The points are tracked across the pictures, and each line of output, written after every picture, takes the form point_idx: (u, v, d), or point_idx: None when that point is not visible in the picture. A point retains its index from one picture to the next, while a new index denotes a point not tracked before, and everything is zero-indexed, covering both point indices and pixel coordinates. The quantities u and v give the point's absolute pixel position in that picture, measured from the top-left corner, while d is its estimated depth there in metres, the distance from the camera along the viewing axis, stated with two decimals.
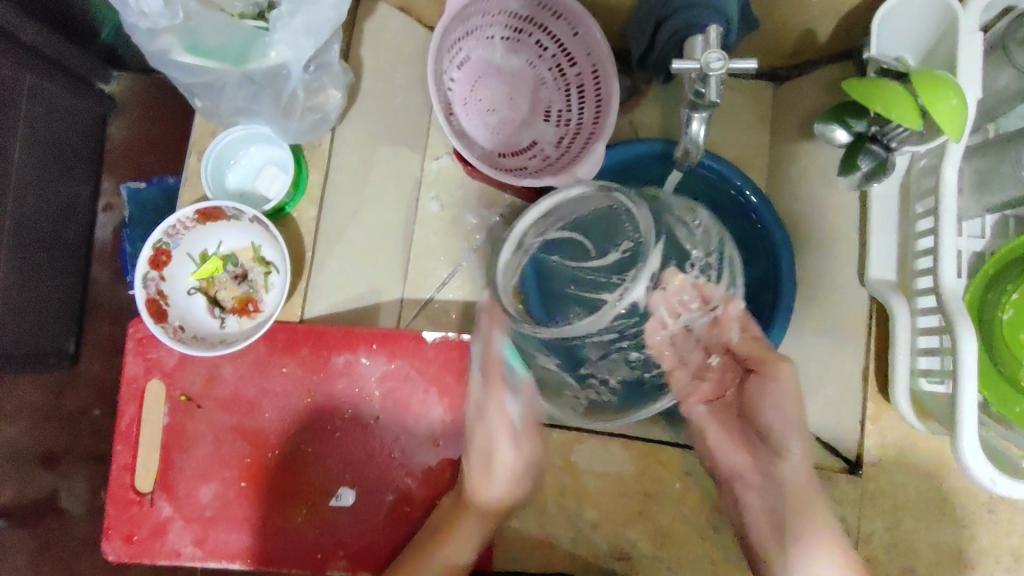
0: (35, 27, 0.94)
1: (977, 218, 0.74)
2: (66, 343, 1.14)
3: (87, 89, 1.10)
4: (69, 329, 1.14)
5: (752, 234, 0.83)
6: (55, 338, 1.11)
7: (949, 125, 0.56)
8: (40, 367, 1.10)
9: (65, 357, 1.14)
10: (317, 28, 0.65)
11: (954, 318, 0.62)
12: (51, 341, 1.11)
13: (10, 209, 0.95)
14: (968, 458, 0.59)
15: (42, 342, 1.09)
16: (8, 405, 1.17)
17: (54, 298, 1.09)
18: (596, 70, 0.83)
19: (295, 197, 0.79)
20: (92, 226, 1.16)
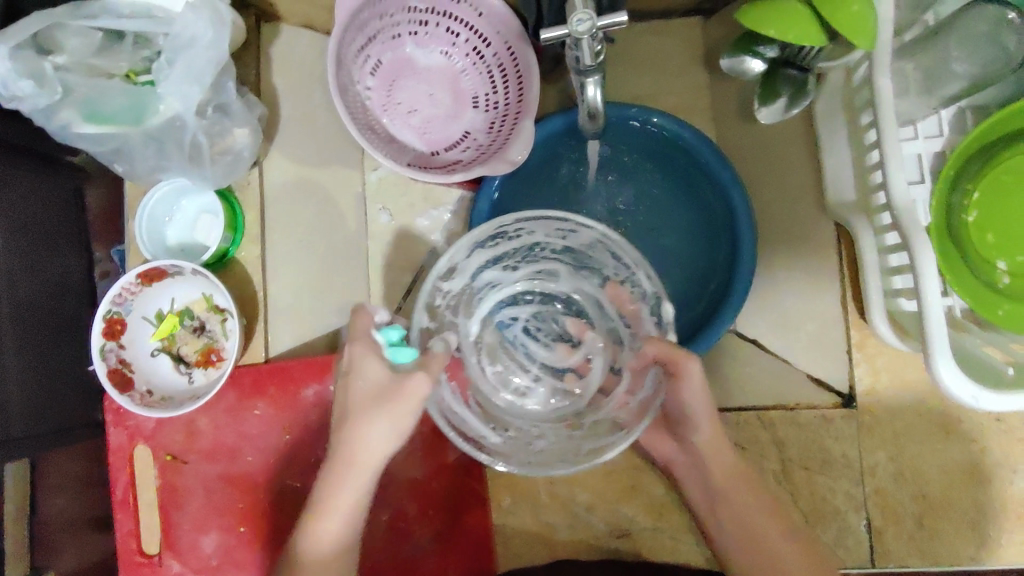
0: None
1: (932, 116, 0.69)
2: (93, 411, 0.91)
3: (52, 165, 0.86)
4: (92, 392, 0.91)
5: (698, 176, 0.79)
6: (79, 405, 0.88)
7: (856, 35, 0.51)
8: (66, 445, 0.87)
9: (93, 427, 0.91)
10: (199, 72, 0.65)
11: (909, 235, 0.58)
12: (73, 411, 0.87)
13: (3, 301, 0.76)
14: (944, 375, 0.56)
15: (63, 414, 0.85)
16: (52, 476, 0.89)
17: (67, 375, 0.86)
18: (510, 46, 0.81)
19: (236, 240, 0.79)
20: (93, 300, 0.93)
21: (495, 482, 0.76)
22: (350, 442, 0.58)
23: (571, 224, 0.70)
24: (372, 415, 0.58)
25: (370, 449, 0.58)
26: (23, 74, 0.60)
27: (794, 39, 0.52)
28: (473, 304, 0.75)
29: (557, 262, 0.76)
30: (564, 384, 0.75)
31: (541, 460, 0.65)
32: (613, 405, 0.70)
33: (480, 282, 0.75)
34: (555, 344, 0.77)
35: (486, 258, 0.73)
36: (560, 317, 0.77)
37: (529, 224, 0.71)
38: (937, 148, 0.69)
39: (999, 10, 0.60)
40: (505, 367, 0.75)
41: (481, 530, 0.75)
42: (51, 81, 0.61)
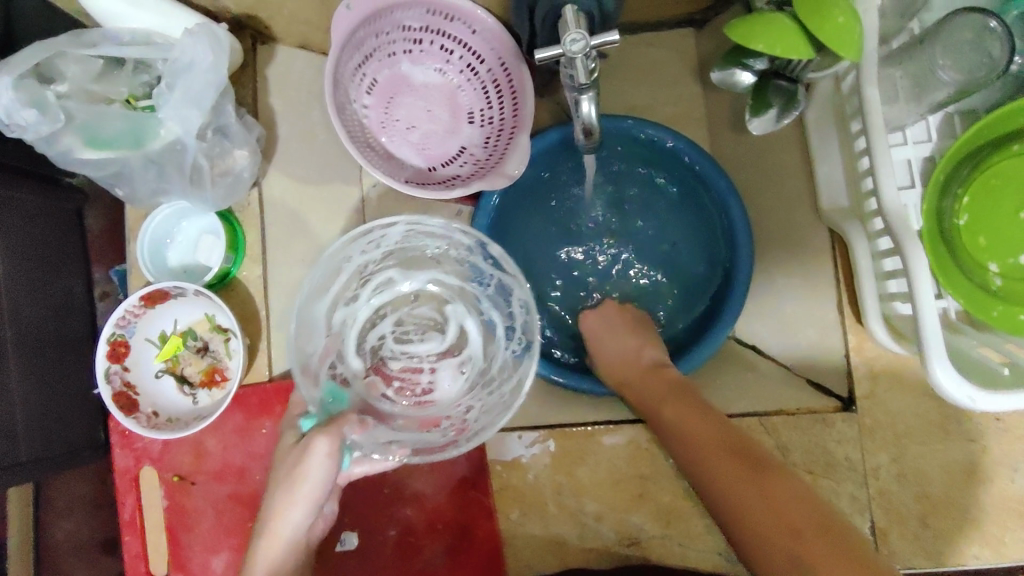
0: None
1: (920, 122, 0.70)
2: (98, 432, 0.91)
3: (51, 187, 0.87)
4: (97, 413, 0.91)
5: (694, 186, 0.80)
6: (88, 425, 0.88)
7: (841, 47, 0.52)
8: (71, 466, 0.87)
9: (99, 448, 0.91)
10: (199, 97, 0.66)
11: (902, 240, 0.59)
12: (80, 432, 0.87)
13: (6, 326, 0.77)
14: (941, 376, 0.57)
15: (69, 435, 0.85)
16: (57, 501, 0.90)
17: (72, 398, 0.86)
18: (504, 62, 0.82)
19: (238, 259, 0.81)
20: (95, 322, 0.93)
21: (502, 495, 0.76)
22: (264, 535, 0.60)
23: (380, 230, 0.74)
24: (286, 501, 0.60)
25: (283, 528, 0.60)
26: (25, 102, 0.60)
27: (784, 53, 0.53)
28: (340, 346, 0.75)
29: (389, 270, 0.78)
30: (456, 359, 0.77)
31: (482, 421, 0.71)
32: (506, 343, 0.76)
33: (331, 323, 0.75)
34: (429, 334, 0.78)
35: (323, 304, 0.74)
36: (432, 312, 0.79)
37: (339, 252, 0.73)
38: (927, 154, 0.70)
39: (982, 19, 0.61)
40: (400, 381, 0.75)
41: (489, 541, 0.76)
42: (53, 109, 0.62)
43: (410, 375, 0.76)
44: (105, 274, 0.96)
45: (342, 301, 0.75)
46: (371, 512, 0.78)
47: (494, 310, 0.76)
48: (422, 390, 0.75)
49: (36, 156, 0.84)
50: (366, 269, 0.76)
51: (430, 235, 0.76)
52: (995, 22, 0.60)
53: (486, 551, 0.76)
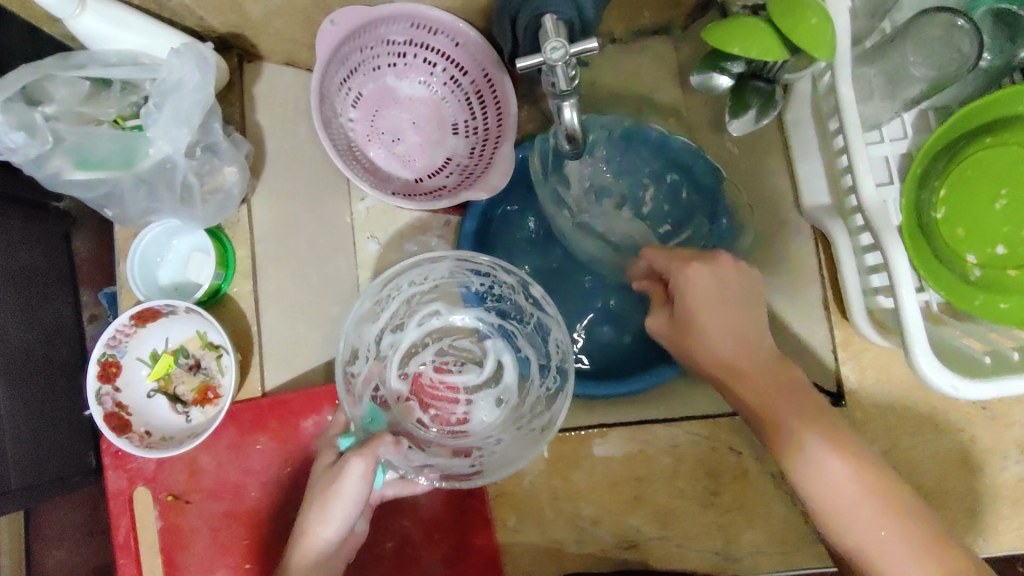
0: None
1: (895, 119, 0.72)
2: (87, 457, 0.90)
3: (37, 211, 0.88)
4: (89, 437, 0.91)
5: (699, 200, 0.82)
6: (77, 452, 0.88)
7: (814, 48, 0.54)
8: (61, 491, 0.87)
9: (90, 472, 0.91)
10: (185, 115, 0.66)
11: (881, 235, 0.60)
12: (70, 457, 0.87)
13: None
14: (923, 366, 0.58)
15: (60, 458, 0.85)
16: (47, 528, 0.92)
17: (61, 422, 0.86)
18: (486, 74, 0.83)
19: (227, 277, 0.79)
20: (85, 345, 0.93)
21: (498, 502, 0.76)
22: (295, 549, 0.65)
23: (428, 263, 0.78)
24: (318, 517, 0.65)
25: (315, 542, 0.65)
26: (14, 125, 0.62)
27: (758, 55, 0.55)
28: (383, 370, 0.79)
29: (436, 301, 0.82)
30: (492, 392, 0.80)
31: (511, 452, 0.73)
32: (540, 381, 0.78)
33: (379, 347, 0.79)
34: (467, 366, 0.81)
35: (375, 327, 0.79)
36: (472, 342, 0.82)
37: (391, 283, 0.78)
38: (903, 150, 0.72)
39: (949, 18, 0.63)
40: (436, 409, 0.79)
41: (488, 550, 0.75)
42: (41, 131, 0.63)
43: (446, 403, 0.79)
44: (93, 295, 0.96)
45: (388, 328, 0.80)
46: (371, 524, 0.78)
47: (530, 346, 0.80)
48: (457, 417, 0.78)
49: (23, 178, 0.84)
50: (415, 300, 0.81)
51: (477, 272, 0.79)
52: (963, 19, 0.63)
53: (484, 559, 0.75)
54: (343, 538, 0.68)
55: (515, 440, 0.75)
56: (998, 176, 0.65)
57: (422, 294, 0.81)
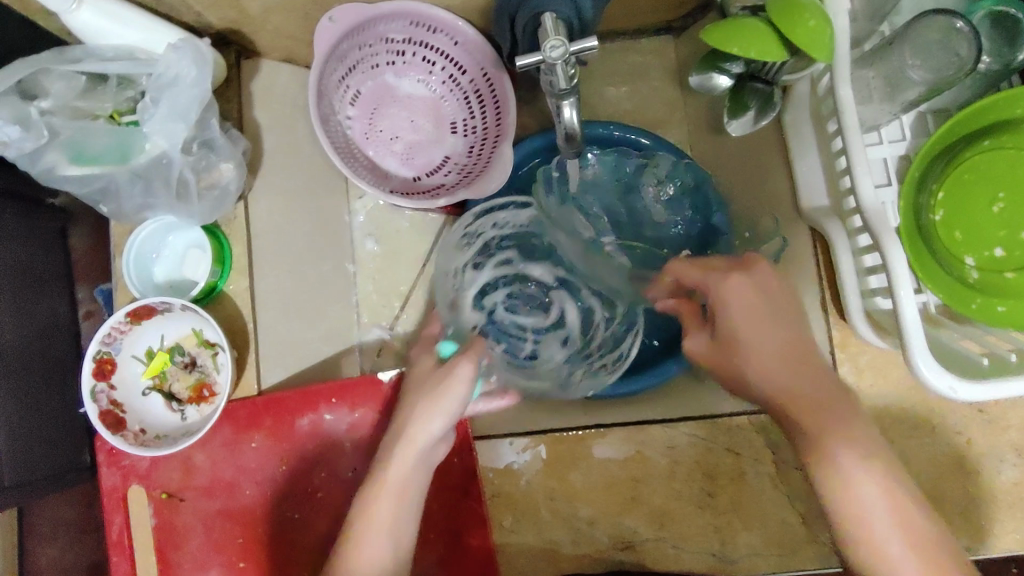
0: None
1: (894, 122, 0.72)
2: (82, 454, 0.91)
3: (35, 207, 0.87)
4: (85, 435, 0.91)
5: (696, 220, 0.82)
6: (74, 450, 0.89)
7: (813, 49, 0.53)
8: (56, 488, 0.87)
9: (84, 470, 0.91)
10: (183, 110, 0.66)
11: (880, 237, 0.60)
12: (65, 455, 0.87)
13: None
14: (922, 369, 0.58)
15: (54, 457, 0.85)
16: (43, 526, 0.98)
17: (56, 420, 0.85)
18: (485, 73, 0.83)
19: (224, 274, 0.78)
20: (81, 342, 0.93)
21: (495, 502, 0.77)
22: (402, 444, 0.66)
23: (514, 207, 0.84)
24: (426, 414, 0.67)
25: (420, 437, 0.67)
26: (9, 119, 0.62)
27: (757, 54, 0.55)
28: (458, 300, 0.81)
29: (513, 245, 0.83)
30: (560, 334, 0.82)
31: (587, 384, 0.79)
32: (607, 329, 0.81)
33: (466, 277, 0.82)
34: (535, 310, 0.82)
35: (461, 258, 0.83)
36: (539, 289, 0.83)
37: (476, 220, 0.83)
38: (901, 152, 0.72)
39: (947, 19, 0.63)
40: (507, 344, 0.80)
41: (484, 549, 0.74)
42: (36, 125, 0.63)
43: (516, 342, 0.80)
44: (89, 291, 0.96)
45: (469, 262, 0.83)
46: None
47: (596, 301, 0.82)
48: (531, 349, 0.80)
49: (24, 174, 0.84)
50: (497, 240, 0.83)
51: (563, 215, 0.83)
52: (961, 21, 0.62)
53: (480, 559, 0.74)
54: (440, 440, 0.70)
55: (586, 374, 0.80)
56: (998, 181, 0.64)
57: (504, 235, 0.83)
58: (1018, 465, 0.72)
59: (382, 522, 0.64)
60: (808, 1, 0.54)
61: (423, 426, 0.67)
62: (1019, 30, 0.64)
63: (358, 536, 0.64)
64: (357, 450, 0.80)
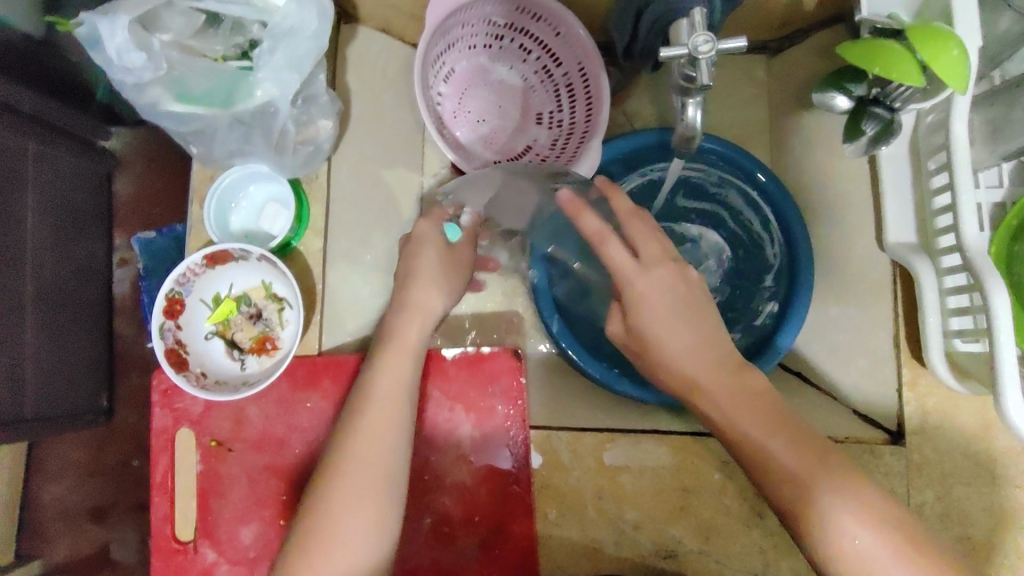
0: (31, 94, 0.83)
1: (993, 168, 0.72)
2: (100, 399, 1.03)
3: (90, 151, 0.97)
4: (101, 382, 1.02)
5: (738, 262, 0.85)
6: (90, 392, 1.00)
7: (954, 78, 0.53)
8: (77, 427, 0.98)
9: (100, 413, 1.03)
10: (298, 61, 0.66)
11: (983, 276, 0.59)
12: (84, 399, 0.99)
13: (28, 275, 0.83)
14: (1014, 418, 0.56)
15: (76, 399, 0.97)
16: (50, 464, 1.09)
17: (82, 357, 0.96)
18: (582, 68, 0.83)
19: (300, 231, 0.79)
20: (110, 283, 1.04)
21: (541, 493, 0.75)
22: (386, 390, 0.64)
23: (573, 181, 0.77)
24: (429, 282, 0.68)
25: (390, 400, 0.64)
26: (135, 46, 0.60)
27: (897, 78, 0.53)
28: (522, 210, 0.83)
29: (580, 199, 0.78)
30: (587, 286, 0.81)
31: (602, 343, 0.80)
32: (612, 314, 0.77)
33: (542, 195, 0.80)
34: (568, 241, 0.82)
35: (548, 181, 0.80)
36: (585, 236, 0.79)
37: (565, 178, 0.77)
38: (998, 199, 0.71)
39: None
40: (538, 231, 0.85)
41: (526, 540, 0.75)
42: (158, 57, 0.62)
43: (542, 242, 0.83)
44: (128, 240, 1.06)
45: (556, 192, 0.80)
46: (407, 499, 0.76)
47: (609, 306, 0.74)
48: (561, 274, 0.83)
49: (70, 115, 0.91)
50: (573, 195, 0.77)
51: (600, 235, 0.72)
52: None
53: (520, 549, 0.75)
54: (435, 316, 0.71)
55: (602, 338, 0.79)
56: None
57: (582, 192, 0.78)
58: None
59: (387, 391, 0.64)
60: (948, 32, 0.54)
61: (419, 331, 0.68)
62: None
63: (367, 407, 0.63)
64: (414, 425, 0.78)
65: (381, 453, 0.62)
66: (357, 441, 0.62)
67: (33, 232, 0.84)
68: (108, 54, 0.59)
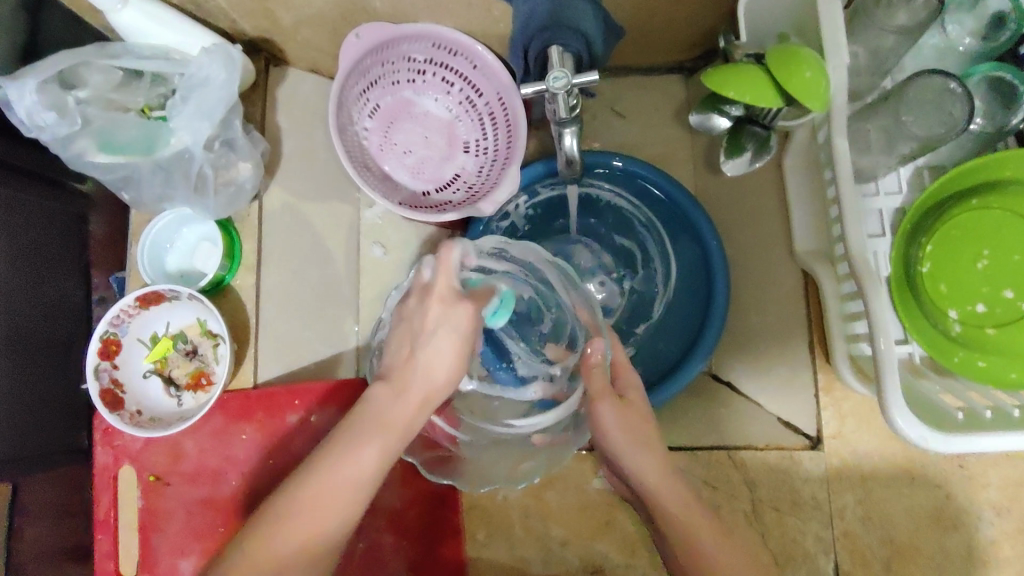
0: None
1: (891, 174, 0.73)
2: (78, 436, 0.92)
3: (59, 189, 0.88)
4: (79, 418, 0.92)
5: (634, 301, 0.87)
6: (63, 430, 0.89)
7: (807, 96, 0.59)
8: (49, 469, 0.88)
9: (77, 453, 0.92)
10: (209, 109, 0.71)
11: (864, 284, 0.61)
12: (57, 435, 0.88)
13: None
14: (897, 418, 0.58)
15: (47, 437, 0.87)
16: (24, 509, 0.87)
17: (54, 393, 0.87)
18: (501, 98, 0.85)
19: (232, 268, 0.82)
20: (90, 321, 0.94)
21: (469, 514, 0.78)
22: (385, 411, 0.57)
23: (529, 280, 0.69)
24: (427, 372, 0.58)
25: (431, 388, 0.58)
26: (46, 105, 0.65)
27: (753, 99, 0.60)
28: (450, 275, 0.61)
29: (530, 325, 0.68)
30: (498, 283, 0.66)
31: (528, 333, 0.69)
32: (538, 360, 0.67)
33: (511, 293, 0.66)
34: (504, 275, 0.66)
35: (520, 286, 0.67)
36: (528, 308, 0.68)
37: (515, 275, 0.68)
38: (897, 204, 0.73)
39: (943, 80, 0.64)
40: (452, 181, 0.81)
41: (456, 561, 0.77)
42: (71, 113, 0.67)
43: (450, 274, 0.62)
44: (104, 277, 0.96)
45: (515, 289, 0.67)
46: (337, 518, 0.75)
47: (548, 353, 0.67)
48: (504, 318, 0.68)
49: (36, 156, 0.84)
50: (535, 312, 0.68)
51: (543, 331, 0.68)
52: (956, 83, 0.64)
53: (451, 570, 0.77)
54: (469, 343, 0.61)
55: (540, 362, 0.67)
56: (982, 238, 0.66)
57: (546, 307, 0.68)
58: (995, 524, 0.72)
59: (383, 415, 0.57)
60: (806, 54, 0.59)
61: (440, 377, 0.58)
62: (1014, 94, 0.65)
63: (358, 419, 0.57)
64: None
65: (385, 452, 0.56)
66: (364, 440, 0.56)
67: None
68: (20, 115, 0.65)
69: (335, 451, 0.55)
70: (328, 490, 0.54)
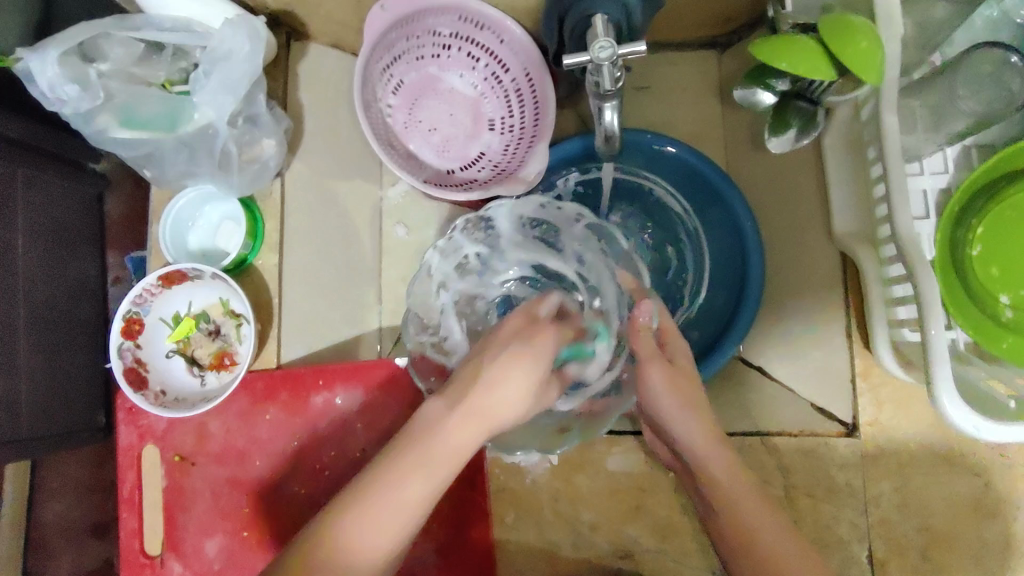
0: (20, 120, 0.76)
1: (937, 153, 0.70)
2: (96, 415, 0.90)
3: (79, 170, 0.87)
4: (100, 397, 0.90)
5: (672, 285, 0.86)
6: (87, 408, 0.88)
7: (863, 69, 0.56)
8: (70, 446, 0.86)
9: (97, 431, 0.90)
10: (233, 82, 0.68)
11: (914, 266, 0.59)
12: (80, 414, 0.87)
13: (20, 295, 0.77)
14: (948, 404, 0.57)
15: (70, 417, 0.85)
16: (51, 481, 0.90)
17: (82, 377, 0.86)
18: (528, 73, 0.83)
19: (255, 247, 0.80)
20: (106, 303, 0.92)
21: (498, 498, 0.77)
22: (465, 421, 0.52)
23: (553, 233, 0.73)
24: (506, 378, 0.53)
25: (498, 411, 0.53)
26: (67, 79, 0.63)
27: (806, 70, 0.57)
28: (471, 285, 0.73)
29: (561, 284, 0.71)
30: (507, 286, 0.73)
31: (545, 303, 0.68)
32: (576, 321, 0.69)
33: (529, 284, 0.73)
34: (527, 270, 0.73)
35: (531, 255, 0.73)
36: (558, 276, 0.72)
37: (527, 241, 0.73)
38: (943, 184, 0.70)
39: (1002, 53, 0.61)
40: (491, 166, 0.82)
41: (483, 545, 0.76)
42: (94, 86, 0.65)
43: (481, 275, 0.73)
44: (119, 258, 0.94)
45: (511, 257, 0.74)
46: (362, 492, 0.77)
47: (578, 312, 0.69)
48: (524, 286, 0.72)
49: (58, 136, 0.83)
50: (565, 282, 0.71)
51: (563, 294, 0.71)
52: (1017, 56, 0.62)
53: (478, 554, 0.76)
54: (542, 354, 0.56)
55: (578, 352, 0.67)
56: None
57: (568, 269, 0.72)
58: None
59: (463, 430, 0.51)
60: (862, 23, 0.56)
61: (503, 408, 0.52)
62: None
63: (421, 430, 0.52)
64: (368, 433, 0.79)
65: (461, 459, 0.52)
66: (435, 443, 0.51)
67: (23, 254, 0.78)
68: (41, 87, 0.62)
69: (400, 464, 0.51)
70: (393, 495, 0.50)
